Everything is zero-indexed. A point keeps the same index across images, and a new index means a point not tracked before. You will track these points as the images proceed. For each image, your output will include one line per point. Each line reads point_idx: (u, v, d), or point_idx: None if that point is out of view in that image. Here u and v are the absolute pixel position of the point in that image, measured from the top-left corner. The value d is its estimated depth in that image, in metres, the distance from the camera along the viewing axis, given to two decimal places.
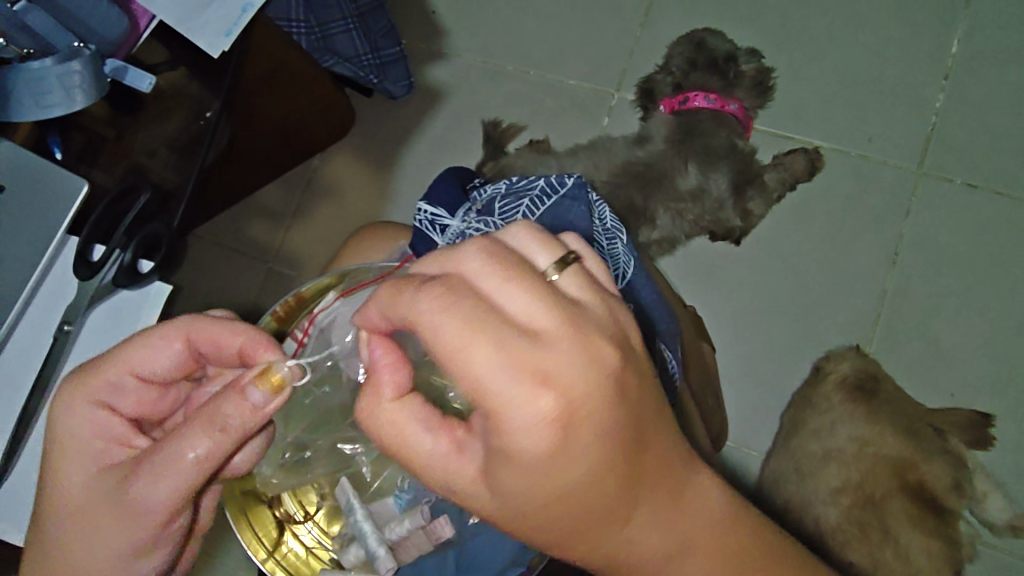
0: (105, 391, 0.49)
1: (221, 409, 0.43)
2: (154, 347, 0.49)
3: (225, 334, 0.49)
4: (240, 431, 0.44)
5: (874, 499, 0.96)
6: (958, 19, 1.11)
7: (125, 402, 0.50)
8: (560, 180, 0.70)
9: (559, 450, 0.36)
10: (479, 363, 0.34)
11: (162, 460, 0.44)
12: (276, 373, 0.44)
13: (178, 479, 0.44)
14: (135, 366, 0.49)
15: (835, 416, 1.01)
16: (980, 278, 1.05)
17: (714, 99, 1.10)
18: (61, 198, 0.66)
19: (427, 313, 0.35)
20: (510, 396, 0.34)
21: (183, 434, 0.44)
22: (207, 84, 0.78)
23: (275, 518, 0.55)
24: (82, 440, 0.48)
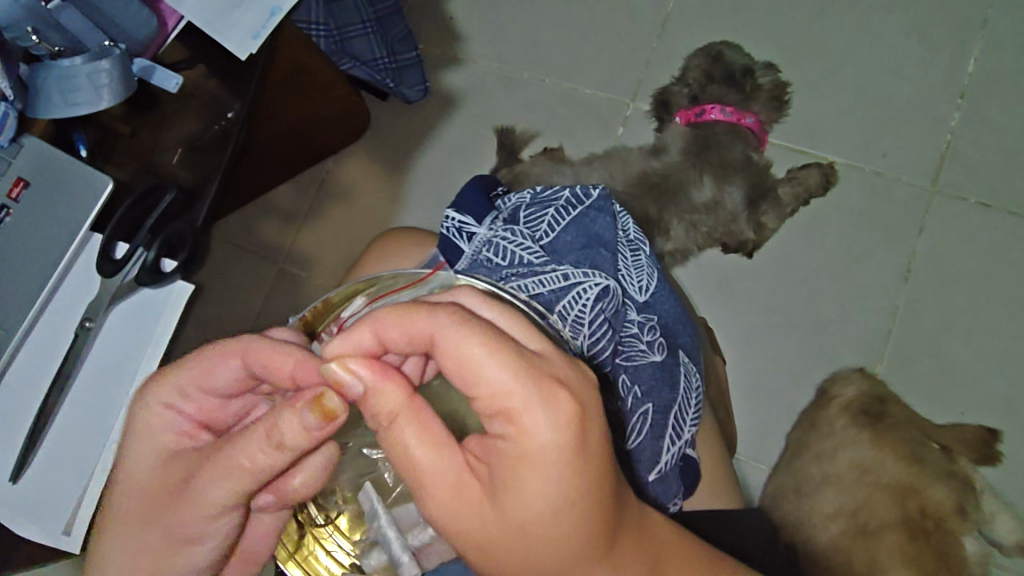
0: (171, 396, 0.50)
1: (278, 424, 0.43)
2: (213, 362, 0.49)
3: (277, 355, 0.46)
4: (295, 449, 0.43)
5: (868, 529, 0.86)
6: (976, 38, 1.12)
7: (188, 407, 0.50)
8: (585, 192, 0.72)
9: (568, 456, 0.41)
10: (503, 359, 0.41)
11: (221, 466, 0.45)
12: (330, 402, 0.42)
13: (233, 482, 0.45)
14: (196, 376, 0.49)
15: (837, 440, 0.96)
16: (993, 297, 1.05)
17: (731, 112, 1.10)
18: (89, 192, 0.67)
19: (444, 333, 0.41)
20: (518, 409, 0.40)
21: (242, 441, 0.44)
22: (226, 83, 0.77)
23: (297, 522, 0.56)
24: (154, 433, 0.50)
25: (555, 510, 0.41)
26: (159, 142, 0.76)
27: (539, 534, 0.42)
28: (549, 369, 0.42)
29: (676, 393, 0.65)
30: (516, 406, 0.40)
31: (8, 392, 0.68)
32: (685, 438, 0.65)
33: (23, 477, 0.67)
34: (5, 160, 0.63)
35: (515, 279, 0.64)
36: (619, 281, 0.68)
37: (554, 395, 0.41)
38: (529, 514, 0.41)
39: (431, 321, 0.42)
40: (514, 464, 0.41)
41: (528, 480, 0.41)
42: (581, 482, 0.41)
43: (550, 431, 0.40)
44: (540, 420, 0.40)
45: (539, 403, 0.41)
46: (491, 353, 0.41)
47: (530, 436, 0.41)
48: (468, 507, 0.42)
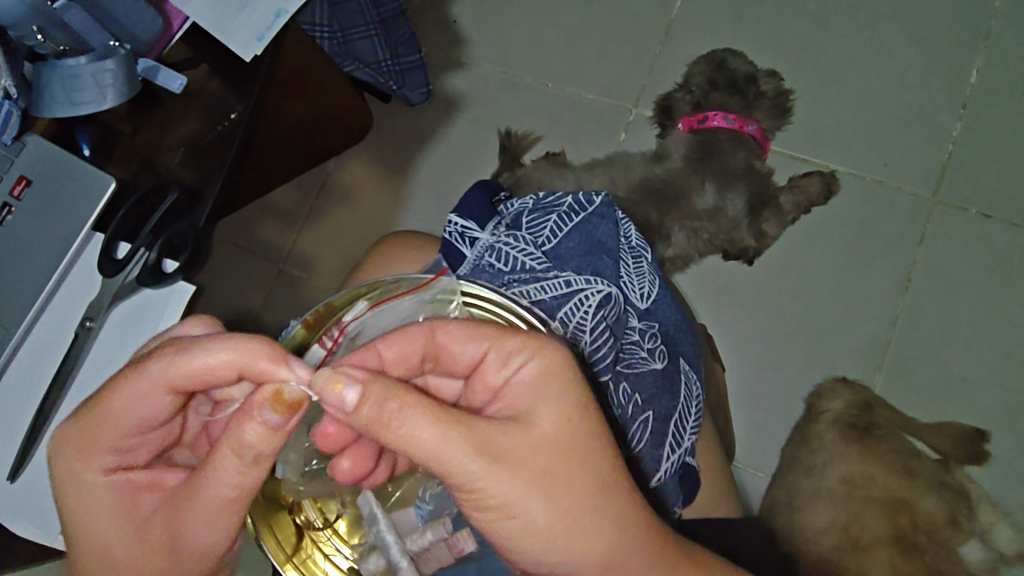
0: (109, 450, 0.48)
1: (241, 439, 0.43)
2: (136, 398, 0.46)
3: (211, 365, 0.45)
4: (269, 457, 0.44)
5: (858, 544, 0.96)
6: (979, 49, 1.12)
7: (138, 449, 0.49)
8: (587, 198, 0.72)
9: (564, 383, 0.46)
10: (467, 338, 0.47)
11: (202, 504, 0.45)
12: (287, 393, 0.42)
13: (218, 511, 0.45)
14: (126, 420, 0.47)
15: (825, 455, 1.02)
16: (993, 307, 1.05)
17: (733, 119, 1.09)
18: (89, 197, 0.66)
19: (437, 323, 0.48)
20: (507, 350, 0.47)
21: (212, 470, 0.44)
22: (229, 83, 0.78)
23: (296, 525, 0.52)
24: (106, 496, 0.48)
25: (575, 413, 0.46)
26: (162, 143, 0.76)
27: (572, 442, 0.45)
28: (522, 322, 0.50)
29: (677, 401, 0.65)
30: (511, 338, 0.47)
31: (12, 387, 0.69)
32: (685, 446, 0.65)
33: (21, 476, 0.67)
34: (9, 158, 0.64)
35: (517, 285, 0.64)
36: (621, 288, 0.68)
37: (532, 328, 0.48)
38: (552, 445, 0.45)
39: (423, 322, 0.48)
40: (528, 397, 0.46)
41: (548, 398, 0.46)
42: (579, 380, 0.47)
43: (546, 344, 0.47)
44: (528, 370, 0.46)
45: (527, 337, 0.47)
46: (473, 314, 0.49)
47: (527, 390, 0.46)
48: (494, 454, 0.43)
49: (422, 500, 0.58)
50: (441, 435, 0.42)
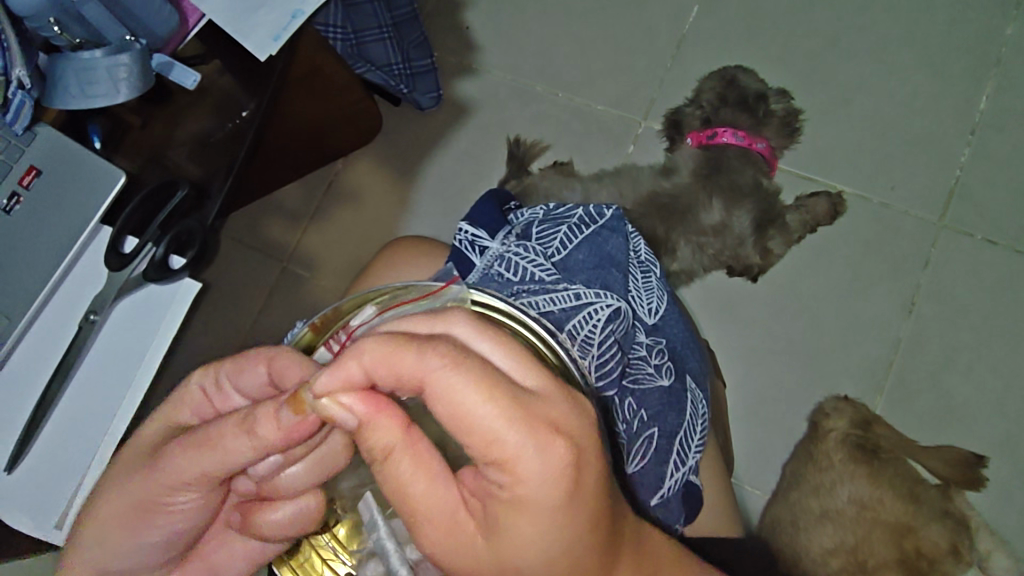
0: (208, 390, 0.50)
1: (257, 413, 0.42)
2: (245, 363, 0.48)
3: (294, 369, 0.45)
4: (263, 443, 0.42)
5: (865, 568, 0.94)
6: (989, 76, 1.12)
7: (218, 408, 0.50)
8: (598, 211, 0.73)
9: (556, 503, 0.39)
10: (493, 418, 0.37)
11: (191, 442, 0.44)
12: (304, 399, 0.40)
13: (204, 461, 0.44)
14: (230, 373, 0.49)
15: (833, 476, 1.00)
16: (996, 334, 1.05)
17: (742, 136, 1.10)
18: (100, 188, 0.67)
19: (443, 381, 0.37)
20: (524, 450, 0.38)
21: (220, 421, 0.43)
22: (240, 79, 0.79)
23: (293, 527, 0.55)
24: (182, 406, 0.51)
25: (543, 547, 0.41)
26: (173, 137, 0.78)
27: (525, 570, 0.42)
28: (530, 426, 0.38)
29: (683, 419, 0.66)
30: (509, 454, 0.38)
31: (13, 377, 0.68)
32: (689, 465, 0.65)
33: (17, 467, 0.67)
34: (20, 149, 0.63)
35: (527, 295, 0.63)
36: (630, 303, 0.68)
37: (547, 445, 0.38)
38: (530, 541, 0.41)
39: (420, 363, 0.38)
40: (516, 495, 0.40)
41: (521, 518, 0.40)
42: (596, 472, 0.41)
43: (539, 479, 0.38)
44: (533, 473, 0.38)
45: (558, 407, 0.39)
46: (484, 399, 0.37)
47: (526, 485, 0.39)
48: (464, 544, 0.42)
49: None
50: (440, 504, 0.41)
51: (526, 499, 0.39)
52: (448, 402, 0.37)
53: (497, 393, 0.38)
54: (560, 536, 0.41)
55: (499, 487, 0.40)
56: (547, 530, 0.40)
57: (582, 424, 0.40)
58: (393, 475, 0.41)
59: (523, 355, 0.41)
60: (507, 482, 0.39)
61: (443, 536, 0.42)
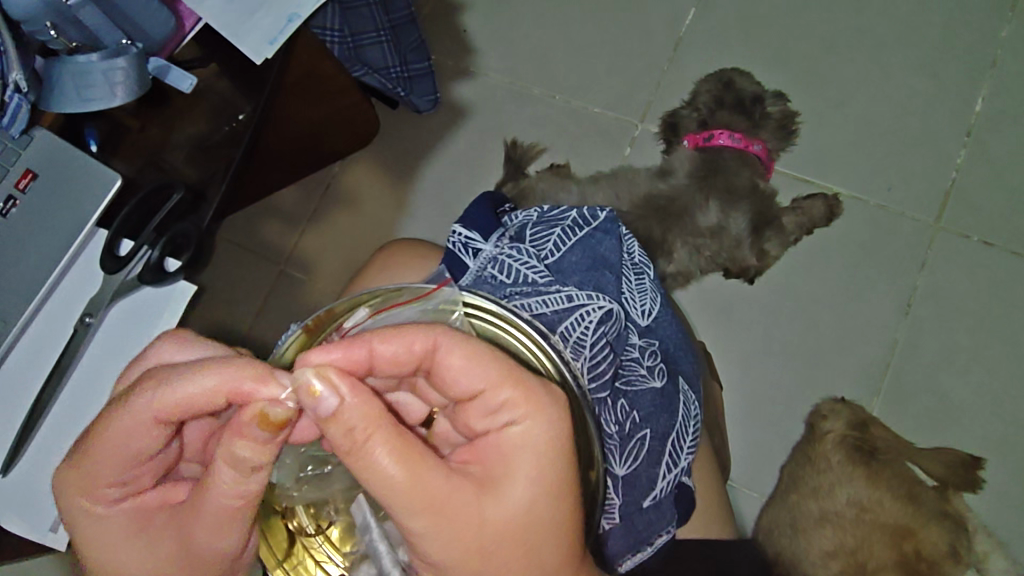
0: (111, 479, 0.49)
1: (234, 456, 0.44)
2: (126, 433, 0.47)
3: (198, 396, 0.46)
4: (264, 466, 0.45)
5: (865, 569, 0.91)
6: (985, 78, 1.13)
7: (136, 475, 0.50)
8: (592, 213, 0.73)
9: (554, 447, 0.48)
10: (492, 370, 0.48)
11: (207, 516, 0.47)
12: (274, 412, 0.43)
13: (229, 523, 0.48)
14: (122, 444, 0.48)
15: (832, 477, 0.98)
16: (992, 336, 1.05)
17: (739, 138, 1.10)
18: (95, 191, 0.67)
19: (451, 347, 0.47)
20: (529, 389, 0.48)
21: (212, 489, 0.46)
22: (238, 83, 0.79)
23: (287, 531, 0.54)
24: (114, 516, 0.50)
25: (539, 489, 0.48)
26: (168, 140, 0.78)
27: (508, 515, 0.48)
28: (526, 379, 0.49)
29: (675, 420, 0.66)
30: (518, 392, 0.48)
31: (8, 380, 0.69)
32: (681, 466, 0.66)
33: (13, 469, 0.67)
34: (15, 152, 0.63)
35: (518, 297, 0.63)
36: (623, 304, 0.69)
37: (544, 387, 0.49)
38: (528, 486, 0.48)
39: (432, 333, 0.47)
40: (508, 451, 0.48)
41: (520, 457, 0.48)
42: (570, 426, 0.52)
43: (543, 418, 0.48)
44: (536, 411, 0.48)
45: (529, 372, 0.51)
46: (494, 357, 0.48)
47: (529, 427, 0.48)
48: (461, 507, 0.46)
49: None
50: (430, 479, 0.44)
51: (530, 441, 0.48)
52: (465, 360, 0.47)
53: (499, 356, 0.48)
54: (552, 478, 0.48)
55: (507, 426, 0.48)
56: (543, 473, 0.48)
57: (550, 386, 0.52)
58: (389, 450, 0.43)
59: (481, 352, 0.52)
60: (519, 422, 0.48)
61: (442, 508, 0.45)
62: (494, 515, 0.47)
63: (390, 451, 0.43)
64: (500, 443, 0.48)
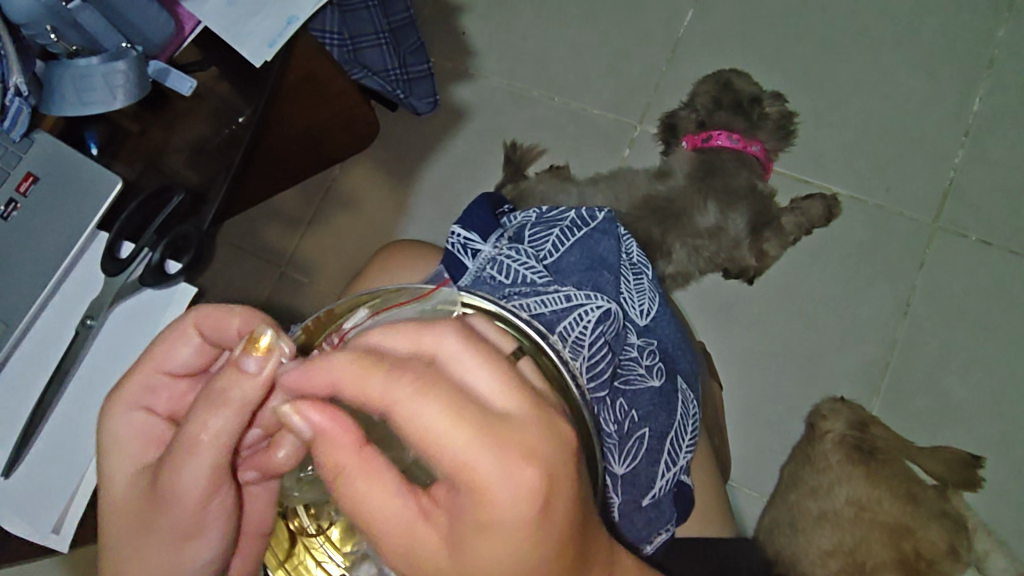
0: (137, 395, 0.48)
1: (223, 383, 0.42)
2: (168, 342, 0.48)
3: (223, 320, 0.46)
4: (245, 404, 0.42)
5: (865, 569, 0.93)
6: (982, 78, 1.13)
7: (160, 401, 0.49)
8: (590, 214, 0.73)
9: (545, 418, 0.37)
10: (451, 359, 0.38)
11: (179, 450, 0.43)
12: (262, 338, 0.41)
13: (198, 464, 0.43)
14: (156, 363, 0.48)
15: (831, 477, 0.99)
16: (990, 335, 1.06)
17: (737, 139, 1.11)
18: (96, 194, 0.67)
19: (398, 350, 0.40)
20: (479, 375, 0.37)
21: (193, 415, 0.43)
22: (235, 85, 0.79)
23: (288, 530, 0.55)
24: (118, 443, 0.48)
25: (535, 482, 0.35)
26: (169, 142, 0.78)
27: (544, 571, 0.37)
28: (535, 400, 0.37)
29: (673, 419, 0.66)
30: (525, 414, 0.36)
31: (9, 382, 0.69)
32: (680, 464, 0.66)
33: (15, 471, 0.67)
34: (17, 155, 0.64)
35: (517, 297, 0.64)
36: (621, 304, 0.69)
37: (552, 415, 0.37)
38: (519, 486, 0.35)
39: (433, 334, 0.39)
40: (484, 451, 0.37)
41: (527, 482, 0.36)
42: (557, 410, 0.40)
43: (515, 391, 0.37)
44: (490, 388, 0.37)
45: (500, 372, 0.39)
46: (497, 372, 0.37)
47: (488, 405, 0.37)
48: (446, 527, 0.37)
49: None
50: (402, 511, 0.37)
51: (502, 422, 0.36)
52: (444, 387, 0.35)
53: (502, 365, 0.38)
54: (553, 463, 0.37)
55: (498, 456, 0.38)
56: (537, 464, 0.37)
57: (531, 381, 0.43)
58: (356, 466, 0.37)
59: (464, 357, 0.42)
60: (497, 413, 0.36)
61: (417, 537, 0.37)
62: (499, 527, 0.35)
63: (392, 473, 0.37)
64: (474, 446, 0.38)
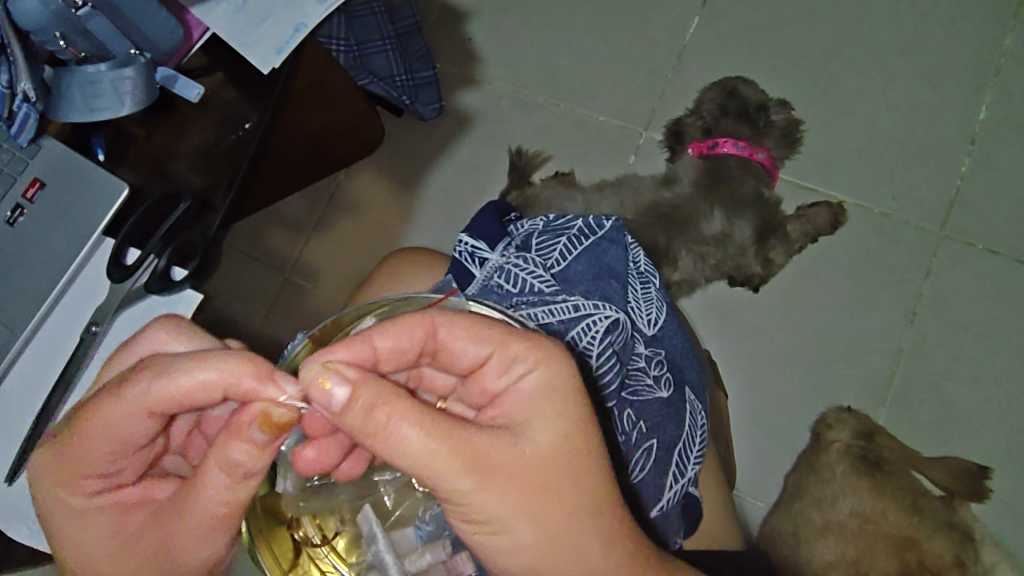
0: (94, 470, 0.50)
1: (228, 456, 0.45)
2: (115, 418, 0.47)
3: (191, 387, 0.46)
4: (258, 473, 0.46)
5: None
6: (989, 86, 1.13)
7: (120, 466, 0.51)
8: (598, 222, 0.73)
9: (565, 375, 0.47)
10: (480, 328, 0.47)
11: (190, 517, 0.48)
12: (274, 418, 0.44)
13: (209, 522, 0.48)
14: (108, 438, 0.48)
15: (836, 488, 1.00)
16: (998, 344, 1.05)
17: (743, 146, 1.10)
18: (102, 200, 0.67)
19: (437, 318, 0.46)
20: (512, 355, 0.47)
21: (199, 483, 0.46)
22: (243, 91, 0.79)
23: (293, 541, 0.51)
24: (103, 527, 0.51)
25: (567, 429, 0.47)
26: (177, 149, 0.78)
27: (571, 461, 0.47)
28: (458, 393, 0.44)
29: (681, 430, 0.66)
30: (520, 343, 0.47)
31: (12, 388, 0.69)
32: (688, 476, 0.66)
33: (18, 478, 0.67)
34: (24, 160, 0.65)
35: (525, 306, 0.64)
36: (629, 313, 0.69)
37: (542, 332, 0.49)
38: (550, 424, 0.46)
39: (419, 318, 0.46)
40: (518, 406, 0.47)
41: (546, 404, 0.47)
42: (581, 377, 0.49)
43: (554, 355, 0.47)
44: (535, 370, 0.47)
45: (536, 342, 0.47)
46: (480, 319, 0.47)
47: (537, 377, 0.47)
48: (495, 461, 0.45)
49: (422, 520, 0.58)
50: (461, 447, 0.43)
51: (539, 379, 0.47)
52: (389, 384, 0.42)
53: (488, 313, 0.49)
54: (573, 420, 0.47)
55: (518, 383, 0.47)
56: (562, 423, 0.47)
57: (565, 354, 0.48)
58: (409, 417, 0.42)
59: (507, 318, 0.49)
60: (530, 369, 0.47)
61: (473, 471, 0.44)
62: (535, 461, 0.46)
63: (413, 423, 0.42)
64: (517, 394, 0.47)
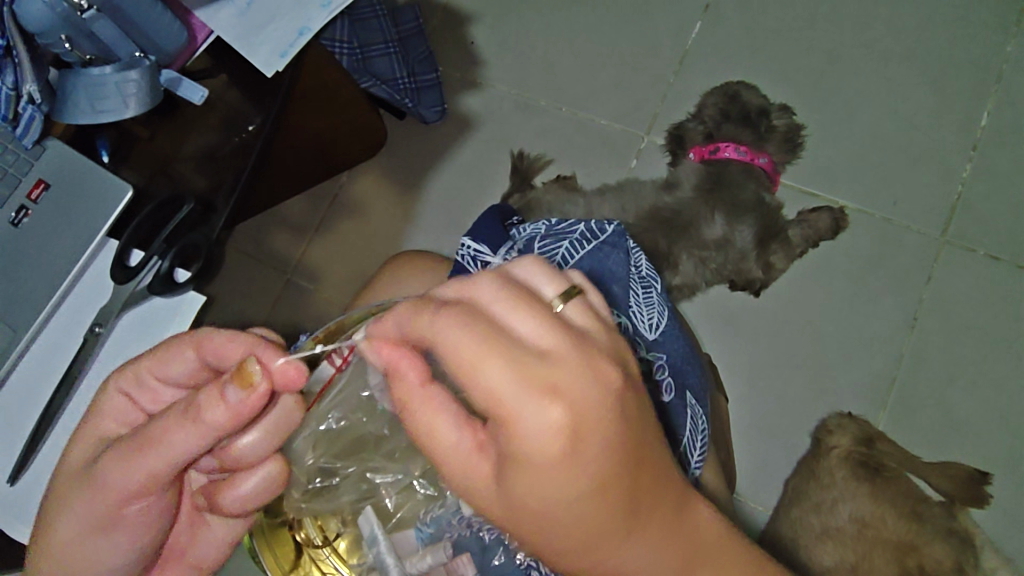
0: (129, 381, 0.48)
1: (198, 400, 0.41)
2: (170, 351, 0.46)
3: (232, 349, 0.45)
4: (209, 428, 0.41)
5: None
6: (990, 93, 1.13)
7: (144, 397, 0.48)
8: (600, 227, 0.73)
9: (589, 395, 0.33)
10: (521, 323, 0.34)
11: (133, 449, 0.42)
12: (252, 371, 0.41)
13: (143, 468, 0.42)
14: (152, 364, 0.47)
15: (836, 493, 0.99)
16: (998, 350, 1.05)
17: (745, 151, 1.11)
18: (105, 201, 0.67)
19: (442, 332, 0.34)
20: (528, 369, 0.32)
21: (162, 421, 0.42)
22: (247, 94, 0.81)
23: (294, 542, 0.55)
24: (99, 418, 0.48)
25: (570, 477, 0.33)
26: (178, 151, 0.79)
27: (577, 513, 0.34)
28: (576, 344, 0.34)
29: (682, 434, 0.66)
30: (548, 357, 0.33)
31: (18, 388, 0.69)
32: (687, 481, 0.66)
33: (21, 479, 0.67)
34: (28, 162, 0.65)
35: None
36: (629, 317, 0.69)
37: (592, 362, 0.33)
38: (542, 460, 0.32)
39: (432, 321, 0.34)
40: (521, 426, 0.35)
41: (535, 430, 0.32)
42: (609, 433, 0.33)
43: (584, 384, 0.33)
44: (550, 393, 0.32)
45: (568, 372, 0.33)
46: (524, 311, 0.34)
47: (544, 402, 0.32)
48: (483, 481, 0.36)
49: (423, 522, 0.58)
50: (459, 452, 0.36)
51: (552, 398, 0.32)
52: (483, 326, 0.33)
53: (533, 304, 0.34)
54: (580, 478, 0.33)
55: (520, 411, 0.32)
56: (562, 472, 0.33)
57: (602, 392, 0.33)
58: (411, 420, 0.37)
59: (553, 314, 0.34)
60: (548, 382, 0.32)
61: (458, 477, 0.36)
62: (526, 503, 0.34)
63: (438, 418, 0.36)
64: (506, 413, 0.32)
